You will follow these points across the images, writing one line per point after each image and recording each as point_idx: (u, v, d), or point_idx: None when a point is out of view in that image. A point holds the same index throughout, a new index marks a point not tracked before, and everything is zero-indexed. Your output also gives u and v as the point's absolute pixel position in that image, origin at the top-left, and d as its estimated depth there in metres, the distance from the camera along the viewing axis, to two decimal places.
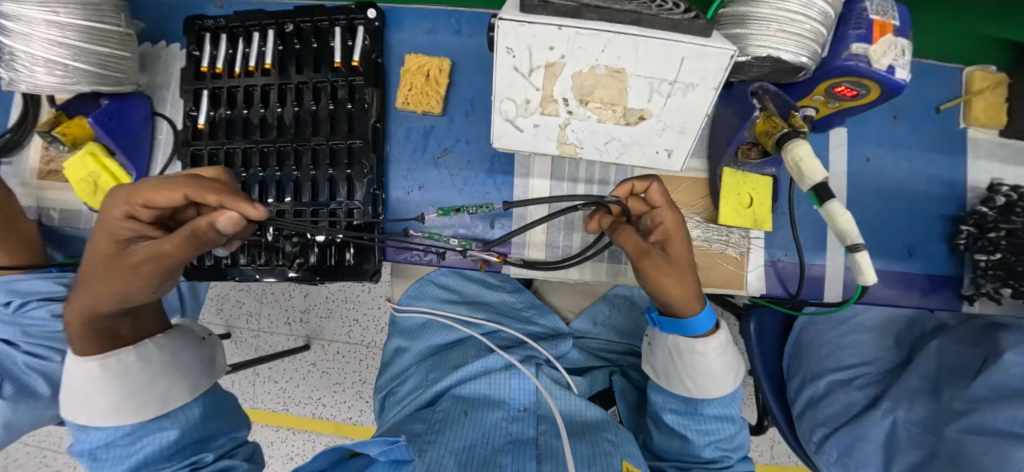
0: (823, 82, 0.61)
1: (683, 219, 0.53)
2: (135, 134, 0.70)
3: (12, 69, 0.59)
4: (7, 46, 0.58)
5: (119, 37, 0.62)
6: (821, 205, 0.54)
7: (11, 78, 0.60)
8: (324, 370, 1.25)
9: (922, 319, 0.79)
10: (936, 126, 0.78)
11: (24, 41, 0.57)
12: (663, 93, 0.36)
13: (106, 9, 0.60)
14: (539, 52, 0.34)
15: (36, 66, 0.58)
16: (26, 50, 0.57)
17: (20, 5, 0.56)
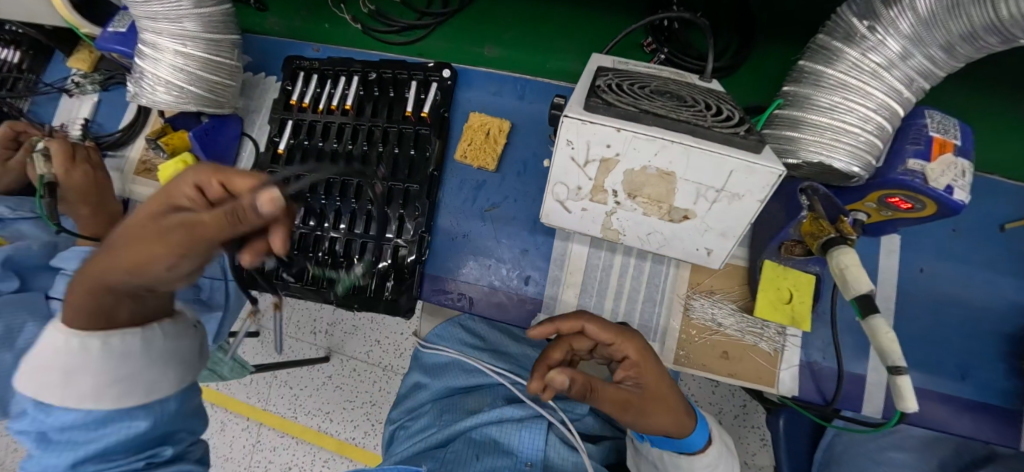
0: (876, 191, 0.60)
1: (648, 353, 0.56)
2: (224, 149, 0.77)
3: (139, 85, 0.68)
4: (139, 66, 0.67)
5: (229, 69, 0.70)
6: (863, 318, 0.53)
7: (135, 92, 0.68)
8: (338, 385, 1.28)
9: (974, 449, 0.73)
10: (1001, 245, 0.75)
11: (153, 65, 0.66)
12: (709, 199, 0.38)
13: (224, 45, 0.68)
14: (596, 148, 0.37)
15: (158, 86, 0.66)
16: (153, 72, 0.66)
17: (156, 33, 0.65)
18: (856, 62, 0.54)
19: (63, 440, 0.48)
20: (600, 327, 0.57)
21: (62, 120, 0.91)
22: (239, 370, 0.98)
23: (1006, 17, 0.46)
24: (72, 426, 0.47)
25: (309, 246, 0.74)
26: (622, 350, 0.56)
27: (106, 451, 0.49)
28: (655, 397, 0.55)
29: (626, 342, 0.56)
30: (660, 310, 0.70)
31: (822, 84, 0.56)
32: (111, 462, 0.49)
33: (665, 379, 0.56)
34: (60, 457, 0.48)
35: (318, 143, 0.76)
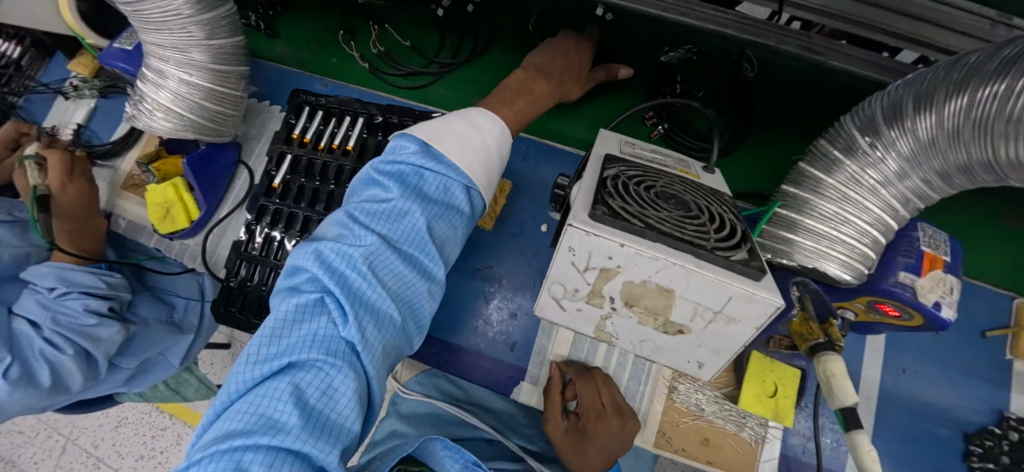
0: (866, 296, 0.61)
1: (615, 402, 0.63)
2: (218, 177, 0.75)
3: (137, 106, 0.64)
4: (139, 88, 0.63)
5: (234, 99, 0.67)
6: (845, 430, 0.52)
7: (133, 113, 0.65)
8: None
9: None
10: (981, 352, 0.76)
11: (155, 91, 0.62)
12: (705, 319, 0.37)
13: (231, 75, 0.65)
14: (598, 257, 0.37)
15: (158, 113, 0.63)
16: (153, 96, 0.62)
17: (159, 59, 0.60)
18: (854, 175, 0.55)
19: (381, 223, 0.52)
20: (589, 384, 0.64)
21: (54, 123, 0.88)
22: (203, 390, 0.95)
23: (1002, 156, 0.46)
24: (355, 335, 0.47)
25: None
26: (591, 405, 0.62)
27: (426, 190, 0.54)
28: (591, 449, 0.61)
29: (607, 406, 0.62)
30: (644, 388, 0.69)
31: (821, 191, 0.57)
32: (314, 396, 0.43)
33: (620, 434, 0.62)
34: (337, 326, 0.47)
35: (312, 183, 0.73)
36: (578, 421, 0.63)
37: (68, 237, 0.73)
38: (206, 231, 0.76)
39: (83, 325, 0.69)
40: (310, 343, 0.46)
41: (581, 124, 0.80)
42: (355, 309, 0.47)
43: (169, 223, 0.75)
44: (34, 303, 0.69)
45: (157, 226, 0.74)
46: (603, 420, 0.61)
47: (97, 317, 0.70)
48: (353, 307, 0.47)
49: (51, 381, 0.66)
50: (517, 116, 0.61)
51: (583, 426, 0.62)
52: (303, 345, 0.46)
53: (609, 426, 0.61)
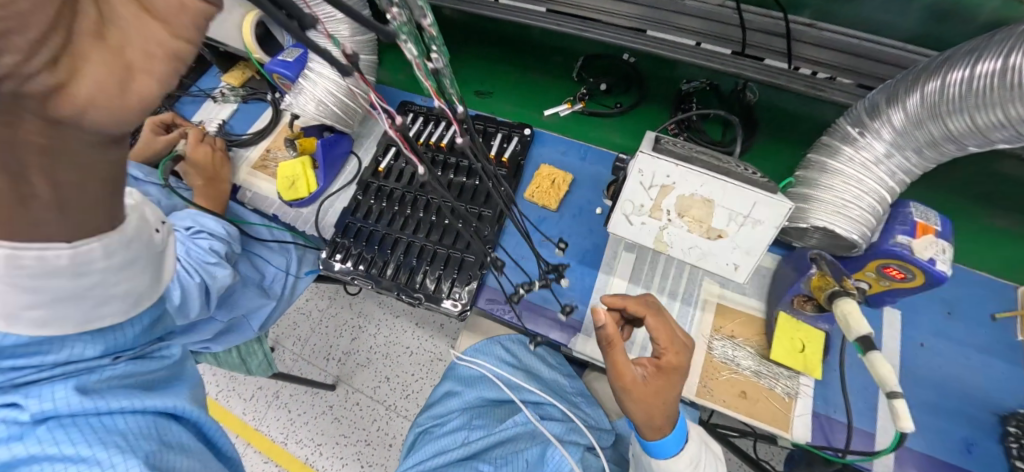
0: (874, 261, 0.73)
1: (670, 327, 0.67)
2: (336, 159, 0.97)
3: (293, 98, 0.87)
4: (298, 85, 0.87)
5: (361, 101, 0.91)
6: (865, 354, 0.63)
7: (290, 102, 0.87)
8: (336, 416, 1.31)
9: None
10: (993, 331, 0.85)
11: (312, 86, 0.85)
12: (738, 222, 0.52)
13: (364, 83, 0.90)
14: (659, 177, 0.52)
15: (309, 102, 0.86)
16: (310, 90, 0.86)
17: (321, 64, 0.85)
18: (851, 155, 0.70)
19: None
20: (656, 317, 0.67)
21: (202, 117, 1.11)
22: (264, 367, 1.07)
23: (953, 131, 0.61)
24: (44, 415, 0.54)
25: (389, 248, 0.87)
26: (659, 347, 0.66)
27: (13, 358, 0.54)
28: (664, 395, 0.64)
29: (671, 345, 0.65)
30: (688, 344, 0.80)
31: (828, 170, 0.71)
32: (58, 468, 0.53)
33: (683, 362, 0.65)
34: (24, 420, 0.54)
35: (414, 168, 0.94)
36: (647, 368, 0.65)
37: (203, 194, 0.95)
38: (318, 203, 0.96)
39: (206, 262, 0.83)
40: (21, 449, 0.53)
41: (616, 131, 0.99)
42: (34, 404, 0.54)
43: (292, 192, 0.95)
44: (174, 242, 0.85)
45: (284, 193, 0.94)
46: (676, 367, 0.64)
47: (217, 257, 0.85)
48: (23, 400, 0.54)
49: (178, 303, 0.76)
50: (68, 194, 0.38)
51: (656, 371, 0.64)
52: (10, 451, 0.53)
53: (676, 368, 0.64)
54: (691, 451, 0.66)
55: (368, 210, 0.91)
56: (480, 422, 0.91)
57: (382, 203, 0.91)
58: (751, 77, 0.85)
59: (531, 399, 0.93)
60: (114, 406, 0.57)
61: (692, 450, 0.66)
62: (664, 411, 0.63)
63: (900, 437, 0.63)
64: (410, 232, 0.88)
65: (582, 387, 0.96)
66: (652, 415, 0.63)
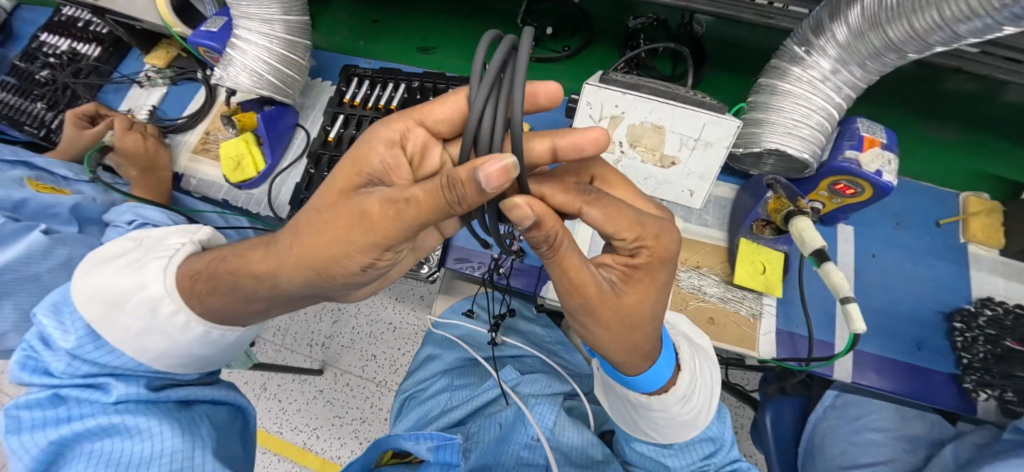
0: (826, 179, 0.75)
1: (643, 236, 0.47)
2: (280, 132, 0.93)
3: (224, 70, 0.82)
4: (227, 55, 0.82)
5: (298, 67, 0.87)
6: (820, 266, 0.66)
7: (221, 75, 0.82)
8: (328, 399, 1.31)
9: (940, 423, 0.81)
10: (938, 236, 0.90)
11: (241, 54, 0.81)
12: (689, 147, 0.54)
13: (298, 46, 0.86)
14: (608, 108, 0.53)
15: (241, 72, 0.81)
16: (240, 60, 0.81)
17: (248, 29, 0.80)
18: (798, 75, 0.70)
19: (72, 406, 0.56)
20: (594, 201, 0.45)
21: (128, 105, 1.04)
22: (246, 361, 1.02)
23: (893, 39, 0.62)
24: (123, 399, 0.57)
25: None
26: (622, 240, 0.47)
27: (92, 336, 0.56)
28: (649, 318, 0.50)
29: (639, 230, 0.46)
30: None
31: (778, 92, 0.71)
32: (118, 446, 0.54)
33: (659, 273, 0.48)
34: (104, 405, 0.57)
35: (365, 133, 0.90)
36: (619, 281, 0.48)
37: (142, 185, 0.90)
38: (269, 180, 0.92)
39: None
40: (98, 425, 0.56)
41: (566, 76, 0.96)
42: (123, 390, 0.57)
43: (238, 173, 0.90)
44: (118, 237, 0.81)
45: (230, 176, 0.89)
46: (661, 263, 0.47)
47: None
48: (111, 384, 0.57)
49: None
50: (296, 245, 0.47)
51: (629, 282, 0.47)
52: (84, 427, 0.55)
53: (657, 271, 0.47)
54: (685, 384, 0.58)
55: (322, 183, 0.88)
56: (461, 383, 0.89)
57: None
58: (702, 9, 0.83)
59: (513, 354, 0.94)
60: (183, 396, 0.62)
61: (683, 385, 0.57)
62: (651, 340, 0.51)
63: (852, 338, 0.67)
64: None
65: (560, 336, 0.98)
66: (634, 352, 0.52)
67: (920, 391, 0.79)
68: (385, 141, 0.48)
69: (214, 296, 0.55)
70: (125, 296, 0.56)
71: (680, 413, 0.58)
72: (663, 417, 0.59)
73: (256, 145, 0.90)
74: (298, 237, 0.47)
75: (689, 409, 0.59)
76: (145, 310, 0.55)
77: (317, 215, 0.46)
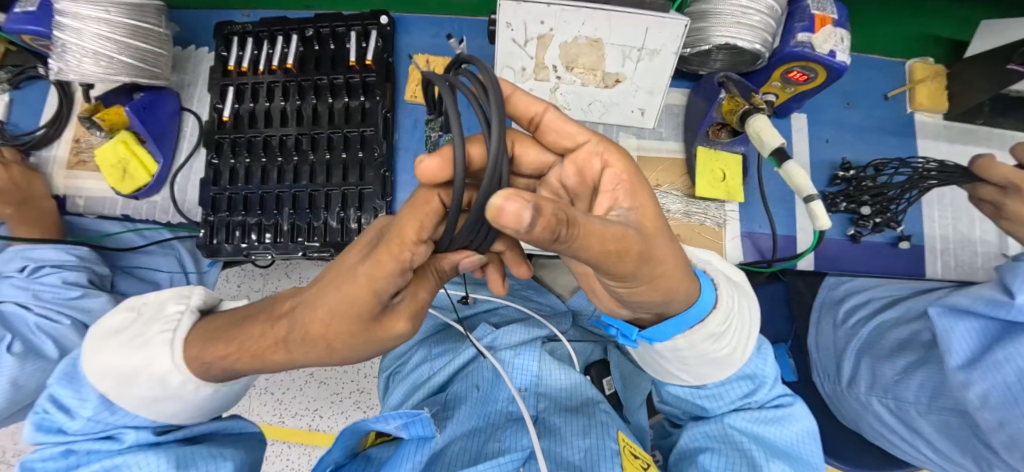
0: (778, 69, 0.70)
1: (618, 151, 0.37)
2: (164, 124, 0.79)
3: (61, 59, 0.67)
4: (58, 39, 0.66)
5: (157, 36, 0.72)
6: (780, 167, 0.62)
7: (59, 67, 0.67)
8: (321, 380, 1.26)
9: None
10: (886, 109, 0.88)
11: (75, 35, 0.65)
12: (633, 59, 0.47)
13: (149, 11, 0.70)
14: (533, 26, 0.45)
15: (85, 57, 0.66)
16: (77, 43, 0.65)
17: (75, 3, 0.65)
18: None
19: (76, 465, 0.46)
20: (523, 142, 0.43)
21: None
22: None
23: None
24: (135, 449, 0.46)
25: (273, 206, 0.76)
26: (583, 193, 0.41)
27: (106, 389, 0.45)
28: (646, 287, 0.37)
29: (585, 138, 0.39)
30: None
31: None
32: None
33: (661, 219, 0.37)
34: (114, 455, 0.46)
35: (265, 103, 0.78)
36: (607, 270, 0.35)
37: (21, 221, 0.74)
38: (169, 184, 0.81)
39: (70, 299, 0.70)
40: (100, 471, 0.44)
41: None
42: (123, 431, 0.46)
43: (129, 181, 0.79)
44: (8, 287, 0.70)
45: (120, 186, 0.78)
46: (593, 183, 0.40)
47: (80, 289, 0.71)
48: (125, 434, 0.46)
49: (58, 352, 0.68)
50: (321, 335, 0.40)
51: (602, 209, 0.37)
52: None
53: (646, 251, 0.33)
54: (717, 321, 0.48)
55: (231, 172, 0.77)
56: (440, 350, 0.85)
57: (243, 157, 0.77)
58: None
59: (486, 308, 0.90)
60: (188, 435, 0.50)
61: (719, 319, 0.48)
62: (682, 274, 0.39)
63: (815, 236, 0.66)
64: (288, 182, 0.76)
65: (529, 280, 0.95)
66: (660, 284, 0.37)
67: (877, 262, 0.81)
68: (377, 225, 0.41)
69: (223, 360, 0.43)
70: (137, 372, 0.44)
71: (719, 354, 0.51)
72: (692, 355, 0.50)
73: (137, 145, 0.79)
74: (323, 329, 0.40)
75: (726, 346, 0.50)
76: (155, 380, 0.44)
77: (338, 315, 0.38)
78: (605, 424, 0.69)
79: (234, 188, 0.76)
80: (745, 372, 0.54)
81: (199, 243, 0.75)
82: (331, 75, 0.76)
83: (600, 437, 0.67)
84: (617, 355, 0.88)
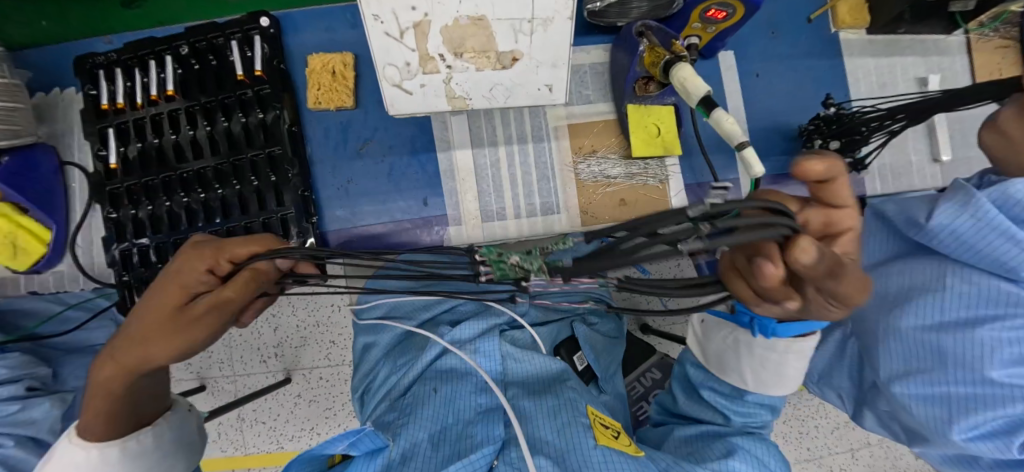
0: (695, 9, 0.66)
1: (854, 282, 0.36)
2: (46, 187, 0.70)
3: None
4: None
5: (6, 89, 0.61)
6: (708, 116, 0.58)
7: None
8: (312, 398, 1.20)
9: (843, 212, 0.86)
10: (811, 33, 0.85)
11: None
12: (526, 32, 0.39)
13: None
14: (403, 13, 0.37)
15: None
16: None
17: None
18: None
19: None
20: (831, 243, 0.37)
21: None
22: None
23: None
24: None
25: None
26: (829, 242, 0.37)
27: None
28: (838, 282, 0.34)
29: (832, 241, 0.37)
30: (555, 182, 0.75)
31: None
32: None
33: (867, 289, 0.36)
34: None
35: (153, 140, 0.68)
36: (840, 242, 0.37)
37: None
38: (70, 249, 0.73)
39: None
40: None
41: None
42: None
43: (24, 254, 0.71)
44: None
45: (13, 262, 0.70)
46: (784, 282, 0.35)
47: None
48: None
49: None
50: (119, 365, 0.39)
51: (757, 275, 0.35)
52: None
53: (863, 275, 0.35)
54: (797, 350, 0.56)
55: (136, 223, 0.69)
56: (404, 360, 0.82)
57: (143, 206, 0.69)
58: None
59: (444, 308, 0.87)
60: None
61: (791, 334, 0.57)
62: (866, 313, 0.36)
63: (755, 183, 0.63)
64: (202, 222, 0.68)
65: (483, 270, 0.91)
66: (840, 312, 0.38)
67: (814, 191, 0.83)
68: (205, 270, 0.37)
69: (102, 412, 0.42)
70: None
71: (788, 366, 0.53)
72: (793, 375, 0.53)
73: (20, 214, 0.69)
74: (125, 336, 0.39)
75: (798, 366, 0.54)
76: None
77: (146, 323, 0.38)
78: (574, 402, 0.69)
79: (141, 241, 0.69)
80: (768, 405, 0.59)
81: (118, 307, 0.69)
82: (221, 94, 0.67)
83: (571, 414, 0.67)
84: (583, 329, 0.87)
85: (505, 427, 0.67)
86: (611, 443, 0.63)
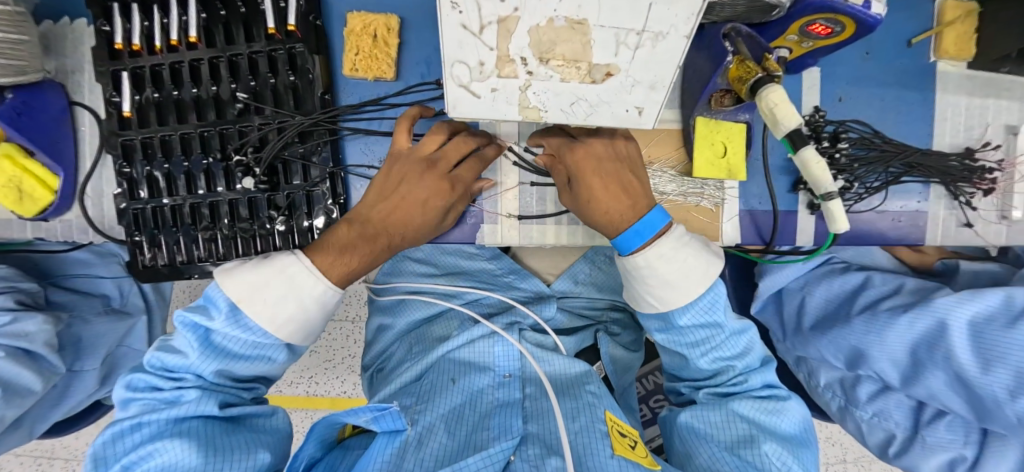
0: (798, 21, 0.57)
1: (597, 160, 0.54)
2: (49, 127, 0.63)
3: None
4: None
5: (9, 17, 0.54)
6: (794, 153, 0.53)
7: None
8: (313, 348, 1.18)
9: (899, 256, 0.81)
10: (907, 60, 0.76)
11: None
12: (631, 46, 0.33)
13: None
14: (490, 5, 0.31)
15: None
16: None
17: None
18: None
19: (155, 411, 0.51)
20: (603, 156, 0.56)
21: None
22: None
23: None
24: (187, 417, 0.51)
25: (207, 218, 0.64)
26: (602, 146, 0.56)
27: (230, 352, 0.52)
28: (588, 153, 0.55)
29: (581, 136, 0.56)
30: None
31: None
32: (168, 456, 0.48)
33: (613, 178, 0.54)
34: (169, 419, 0.51)
35: (172, 92, 0.62)
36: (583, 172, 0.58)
37: None
38: (78, 200, 0.67)
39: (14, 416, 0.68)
40: (140, 454, 0.48)
41: None
42: (196, 378, 0.52)
43: (29, 202, 0.65)
44: None
45: (18, 208, 0.64)
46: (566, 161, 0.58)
47: (9, 314, 0.65)
48: (187, 392, 0.51)
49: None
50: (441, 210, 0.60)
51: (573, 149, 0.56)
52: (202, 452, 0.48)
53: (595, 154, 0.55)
54: (668, 245, 0.54)
55: (149, 180, 0.63)
56: (418, 350, 0.77)
57: (159, 163, 0.63)
58: None
59: (464, 301, 0.82)
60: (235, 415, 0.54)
61: (673, 241, 0.54)
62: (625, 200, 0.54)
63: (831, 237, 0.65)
64: (221, 187, 0.63)
65: (508, 264, 0.85)
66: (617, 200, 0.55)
67: (873, 232, 0.77)
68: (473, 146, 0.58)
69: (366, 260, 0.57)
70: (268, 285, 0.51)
71: (667, 271, 0.54)
72: (653, 279, 0.55)
73: (25, 157, 0.63)
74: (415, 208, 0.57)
75: (679, 267, 0.55)
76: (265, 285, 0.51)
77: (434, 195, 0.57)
78: (593, 405, 0.66)
79: (155, 202, 0.63)
80: (716, 322, 0.58)
81: (129, 267, 0.64)
82: (249, 48, 0.60)
83: (589, 419, 0.63)
84: (606, 340, 0.81)
85: (522, 421, 0.64)
86: (628, 452, 0.60)
